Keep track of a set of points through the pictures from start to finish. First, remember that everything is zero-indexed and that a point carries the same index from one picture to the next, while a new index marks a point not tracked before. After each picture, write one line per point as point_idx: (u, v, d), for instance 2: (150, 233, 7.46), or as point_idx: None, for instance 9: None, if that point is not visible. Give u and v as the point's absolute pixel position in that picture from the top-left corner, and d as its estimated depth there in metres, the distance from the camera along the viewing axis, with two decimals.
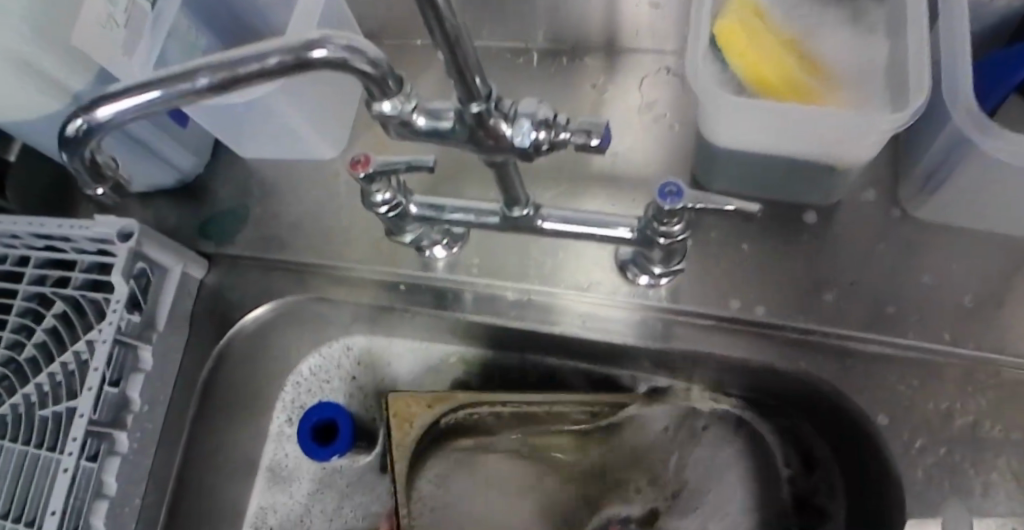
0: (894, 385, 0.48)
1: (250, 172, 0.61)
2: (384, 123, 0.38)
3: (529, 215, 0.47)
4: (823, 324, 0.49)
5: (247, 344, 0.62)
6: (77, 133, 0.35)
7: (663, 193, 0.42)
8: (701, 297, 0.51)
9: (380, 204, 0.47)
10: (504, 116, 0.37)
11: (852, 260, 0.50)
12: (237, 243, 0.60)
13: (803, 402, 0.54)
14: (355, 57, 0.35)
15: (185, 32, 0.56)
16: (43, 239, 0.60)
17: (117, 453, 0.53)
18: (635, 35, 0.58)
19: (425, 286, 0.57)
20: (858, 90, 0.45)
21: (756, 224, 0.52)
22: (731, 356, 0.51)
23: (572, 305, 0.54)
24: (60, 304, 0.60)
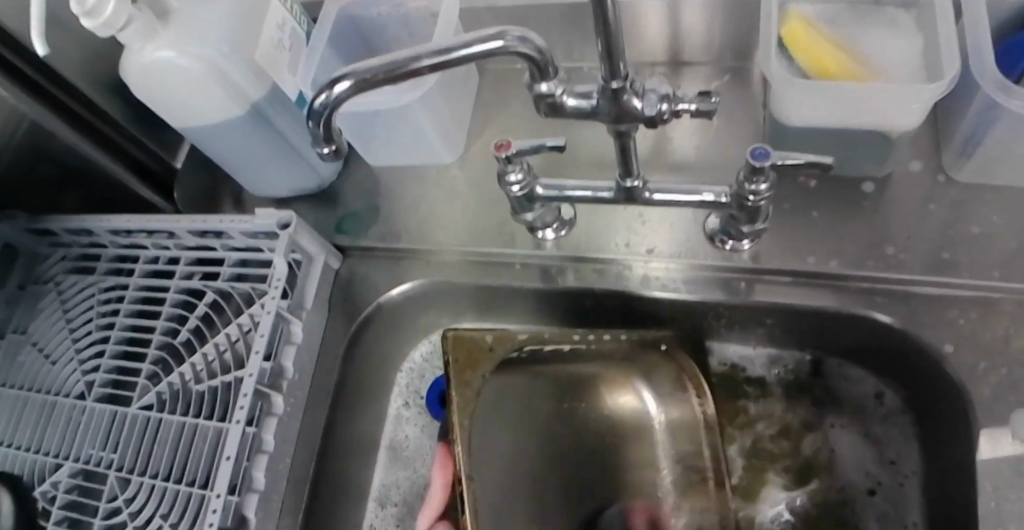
0: (951, 317, 0.57)
1: (377, 179, 0.71)
2: (539, 102, 0.49)
3: (639, 186, 0.57)
4: (889, 270, 0.58)
5: (377, 327, 0.70)
6: (321, 105, 0.46)
7: (751, 155, 0.50)
8: (783, 256, 0.60)
9: (513, 184, 0.57)
10: (635, 91, 0.48)
11: (910, 219, 0.59)
12: (368, 237, 0.69)
13: (866, 350, 0.62)
14: (524, 44, 0.45)
15: (329, 61, 0.67)
16: (197, 238, 0.69)
17: (274, 414, 0.60)
18: (698, 51, 0.69)
19: (538, 265, 0.65)
20: (901, 69, 0.55)
21: (824, 192, 0.61)
22: (812, 306, 0.59)
23: (671, 271, 0.63)
24: (211, 293, 0.68)
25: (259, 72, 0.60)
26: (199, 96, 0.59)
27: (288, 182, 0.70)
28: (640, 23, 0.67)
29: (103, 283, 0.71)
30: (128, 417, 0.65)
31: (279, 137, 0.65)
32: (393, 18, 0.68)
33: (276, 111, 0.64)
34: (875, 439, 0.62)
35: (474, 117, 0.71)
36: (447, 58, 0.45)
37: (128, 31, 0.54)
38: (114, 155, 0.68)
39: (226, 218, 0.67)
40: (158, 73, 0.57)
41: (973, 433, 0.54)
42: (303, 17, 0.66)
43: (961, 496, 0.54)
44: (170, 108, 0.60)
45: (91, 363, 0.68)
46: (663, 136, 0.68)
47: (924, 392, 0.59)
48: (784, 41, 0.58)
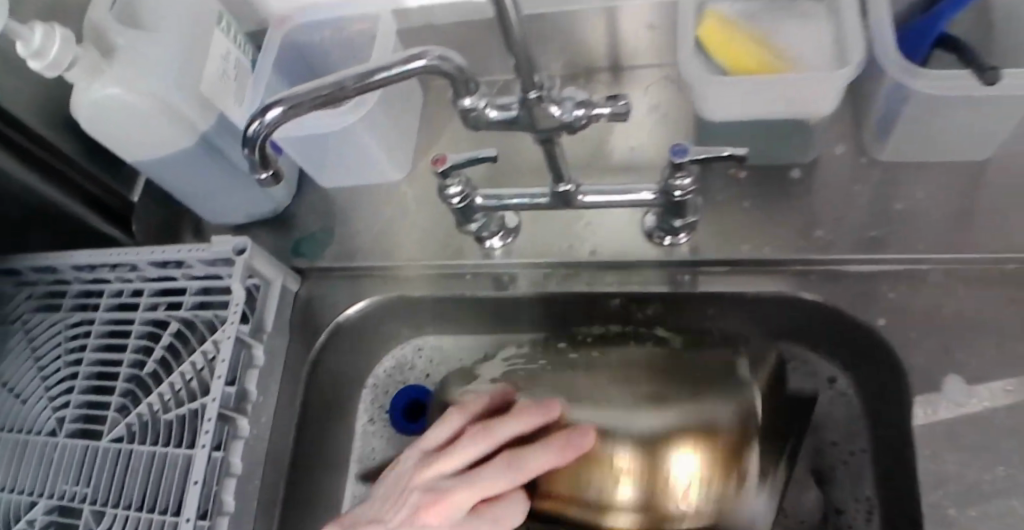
0: (883, 293, 0.59)
1: (330, 200, 0.73)
2: (465, 117, 0.51)
3: (573, 190, 0.59)
4: (821, 251, 0.60)
5: (338, 347, 0.72)
6: (254, 132, 0.49)
7: (671, 153, 0.52)
8: (721, 247, 0.62)
9: (453, 197, 0.59)
10: (552, 100, 0.49)
11: (838, 201, 0.62)
12: (324, 259, 0.71)
13: (807, 329, 0.65)
14: (444, 63, 0.47)
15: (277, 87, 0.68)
16: (158, 270, 0.71)
17: (241, 437, 0.62)
18: (631, 56, 0.72)
19: (490, 273, 0.68)
20: (816, 59, 0.58)
21: (755, 182, 0.64)
22: (751, 292, 0.62)
23: (616, 270, 0.65)
24: (175, 323, 0.70)
25: (205, 103, 0.62)
26: (148, 131, 0.61)
27: (243, 210, 0.72)
28: (574, 34, 0.70)
29: (69, 320, 0.73)
30: (101, 450, 0.67)
31: (228, 165, 0.67)
32: (337, 42, 0.70)
33: (226, 141, 0.65)
34: (819, 449, 0.65)
35: (421, 134, 0.74)
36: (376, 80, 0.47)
37: (74, 73, 0.56)
38: (70, 192, 0.68)
39: (184, 248, 0.68)
40: (106, 109, 0.59)
41: (910, 401, 0.56)
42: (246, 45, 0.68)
43: (905, 463, 0.56)
44: (121, 146, 0.62)
45: (61, 399, 0.70)
46: (602, 138, 0.71)
47: (870, 375, 0.63)
48: (702, 40, 0.60)
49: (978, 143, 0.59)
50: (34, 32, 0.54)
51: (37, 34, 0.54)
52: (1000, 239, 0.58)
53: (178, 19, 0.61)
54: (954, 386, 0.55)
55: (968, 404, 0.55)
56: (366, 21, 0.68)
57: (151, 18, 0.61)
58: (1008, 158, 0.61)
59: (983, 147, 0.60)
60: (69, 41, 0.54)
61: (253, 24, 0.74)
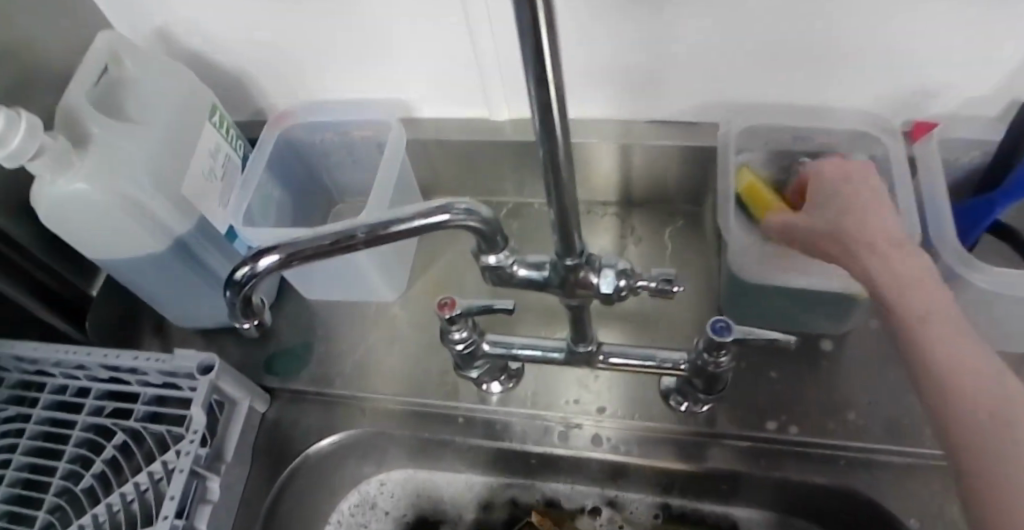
0: (916, 491, 0.54)
1: (311, 313, 0.66)
2: (486, 271, 0.45)
3: (592, 350, 0.52)
4: (850, 436, 0.55)
5: (303, 479, 0.64)
6: (243, 278, 0.41)
7: (710, 327, 0.48)
8: (740, 418, 0.57)
9: (457, 341, 0.53)
10: (592, 267, 0.44)
11: (869, 381, 0.57)
12: (299, 380, 0.64)
13: (820, 514, 0.59)
14: (471, 218, 0.41)
15: (268, 188, 0.63)
16: (110, 371, 0.63)
17: None
18: (648, 194, 0.67)
19: (483, 420, 0.60)
20: None
21: (780, 349, 0.59)
22: (774, 475, 0.56)
23: (623, 433, 0.58)
24: (121, 435, 0.62)
25: (186, 205, 0.55)
26: (116, 231, 0.54)
27: (213, 314, 0.64)
28: (593, 166, 0.65)
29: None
30: None
31: (205, 268, 0.60)
32: (340, 146, 0.65)
33: (204, 245, 0.59)
34: None
35: (419, 252, 0.68)
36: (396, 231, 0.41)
37: (38, 165, 0.49)
38: (17, 280, 0.59)
39: (143, 355, 0.61)
40: (69, 205, 0.51)
41: None
42: (238, 141, 0.63)
43: None
44: (83, 243, 0.54)
45: None
46: None
47: None
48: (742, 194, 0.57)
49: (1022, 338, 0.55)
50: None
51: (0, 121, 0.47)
52: None
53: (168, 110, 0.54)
54: None
55: None
56: (372, 126, 0.63)
57: (137, 108, 0.54)
58: None
59: None
60: (36, 130, 0.47)
61: (249, 113, 0.67)
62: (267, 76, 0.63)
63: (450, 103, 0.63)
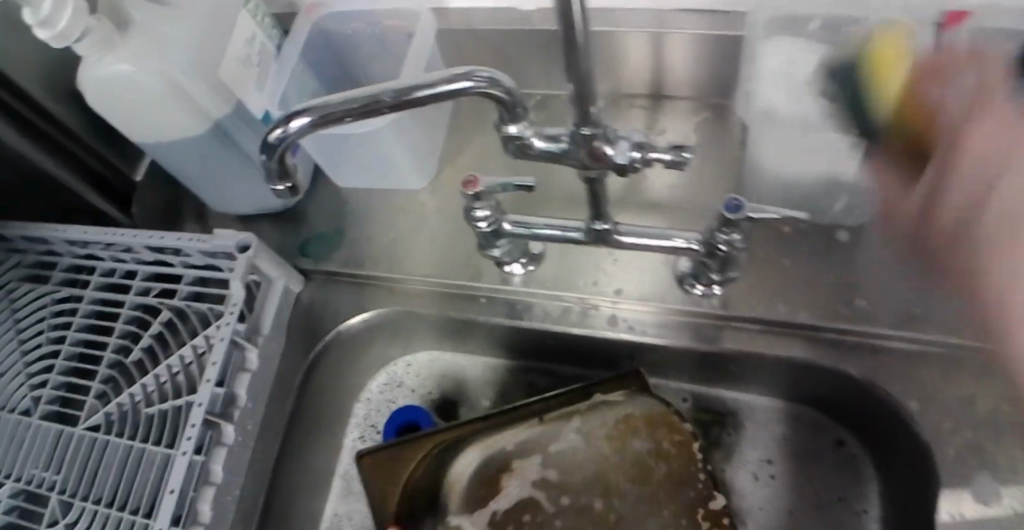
0: (921, 376, 0.56)
1: (344, 201, 0.69)
2: (508, 143, 0.47)
3: (608, 229, 0.55)
4: (860, 322, 0.57)
5: (336, 355, 0.68)
6: (275, 140, 0.44)
7: (726, 205, 0.48)
8: (753, 302, 0.59)
9: (479, 220, 0.55)
10: (608, 139, 0.45)
11: (883, 270, 0.58)
12: (332, 263, 0.67)
13: (826, 398, 0.62)
14: (493, 87, 0.43)
15: (301, 75, 0.64)
16: (155, 253, 0.67)
17: (224, 444, 0.58)
18: (677, 86, 0.68)
19: (505, 299, 0.63)
20: None
21: (796, 239, 0.60)
22: (780, 355, 0.59)
23: (640, 313, 0.61)
24: (167, 312, 0.66)
25: (225, 88, 0.58)
26: (161, 114, 0.57)
27: (251, 201, 0.67)
28: (619, 56, 0.66)
29: (57, 294, 0.69)
30: (75, 436, 0.64)
31: (242, 156, 0.63)
32: (370, 36, 0.65)
33: (242, 128, 0.61)
34: (821, 509, 0.61)
35: (447, 142, 0.70)
36: (422, 95, 0.43)
37: (86, 44, 0.52)
38: (63, 159, 0.62)
39: (184, 236, 0.64)
40: (117, 87, 0.54)
41: (936, 493, 0.53)
42: (273, 31, 0.64)
43: None
44: (127, 127, 0.58)
45: (39, 379, 0.66)
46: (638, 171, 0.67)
47: (889, 440, 0.59)
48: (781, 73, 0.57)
49: None
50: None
51: (46, 6, 0.49)
52: None
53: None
54: (985, 481, 0.52)
55: (998, 504, 0.52)
56: (400, 16, 0.63)
57: None
58: None
59: None
60: (82, 12, 0.50)
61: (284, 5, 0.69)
62: None
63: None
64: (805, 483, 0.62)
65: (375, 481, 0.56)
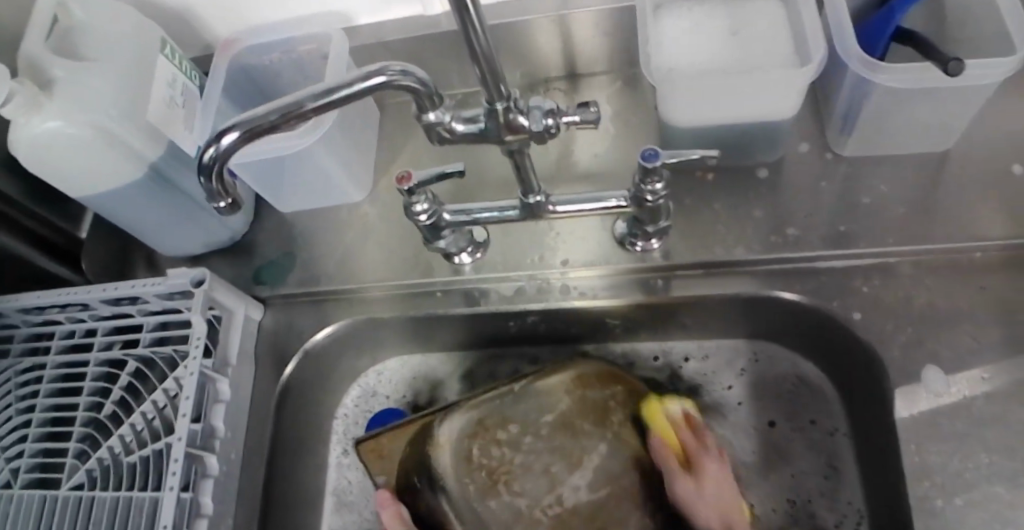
0: (856, 287, 0.59)
1: (289, 224, 0.71)
2: (429, 130, 0.50)
3: (542, 201, 0.57)
4: (794, 248, 0.60)
5: (305, 373, 0.69)
6: (210, 160, 0.46)
7: (642, 158, 0.51)
8: (692, 249, 0.62)
9: (420, 214, 0.57)
10: (520, 110, 0.48)
11: (806, 196, 0.62)
12: (288, 284, 0.69)
13: (777, 327, 0.64)
14: (406, 77, 0.46)
15: (225, 111, 0.66)
16: (111, 307, 0.68)
17: (209, 475, 0.59)
18: (587, 63, 0.71)
19: (461, 289, 0.66)
20: (776, 53, 0.58)
21: (722, 182, 0.64)
22: (726, 293, 0.61)
23: (587, 278, 0.64)
24: (133, 362, 0.66)
25: (153, 131, 0.59)
26: (96, 163, 0.58)
27: (197, 239, 0.69)
28: (528, 46, 0.69)
29: (18, 364, 0.68)
30: (60, 498, 0.63)
31: (185, 195, 0.65)
32: (287, 63, 0.68)
33: (176, 169, 0.63)
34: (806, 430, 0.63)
35: (380, 151, 0.72)
36: (342, 96, 0.46)
37: (13, 107, 0.53)
38: (13, 231, 0.63)
39: (139, 283, 0.65)
40: (51, 144, 0.56)
41: (891, 394, 0.56)
42: (193, 72, 0.65)
43: (887, 455, 0.56)
44: (67, 183, 0.59)
45: (13, 449, 0.66)
46: (565, 148, 0.70)
47: (843, 359, 0.61)
48: (678, 44, 0.60)
49: (940, 136, 0.60)
50: None
51: None
52: (966, 228, 0.59)
53: (118, 46, 0.58)
54: (934, 375, 0.55)
55: (948, 393, 0.55)
56: (312, 39, 0.66)
57: (94, 47, 0.58)
58: (967, 149, 0.61)
59: (944, 138, 0.60)
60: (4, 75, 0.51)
61: (197, 48, 0.71)
62: (207, 8, 0.66)
63: (384, 8, 0.67)
64: (778, 416, 0.64)
65: (374, 464, 0.62)
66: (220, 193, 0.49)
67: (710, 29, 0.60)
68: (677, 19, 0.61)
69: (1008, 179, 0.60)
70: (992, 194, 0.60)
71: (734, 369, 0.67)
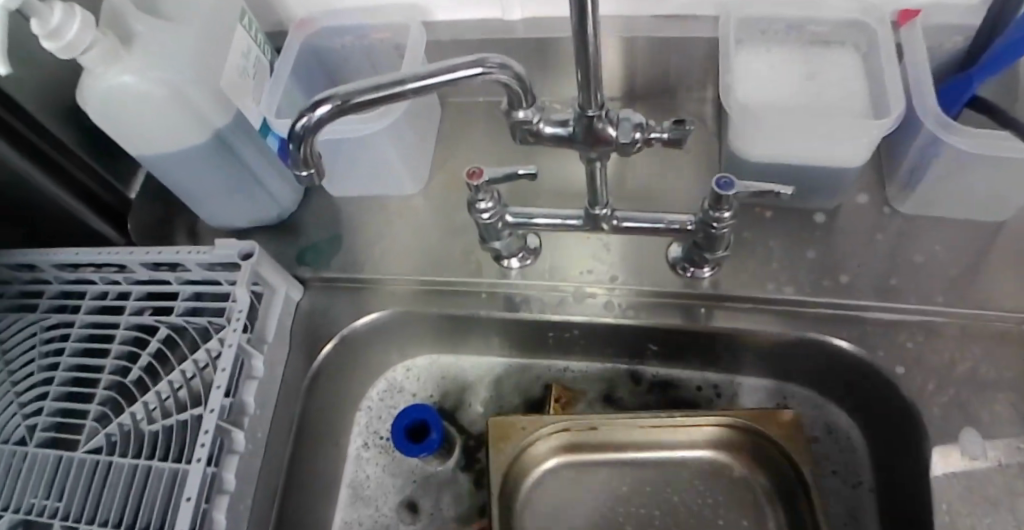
0: (901, 341, 0.60)
1: (338, 209, 0.70)
2: (515, 128, 0.50)
3: (608, 214, 0.58)
4: (844, 296, 0.61)
5: (337, 361, 0.68)
6: (302, 127, 0.45)
7: (716, 185, 0.52)
8: (743, 283, 0.62)
9: (483, 211, 0.57)
10: (609, 120, 0.50)
11: (860, 245, 0.62)
12: (330, 269, 0.68)
13: (815, 371, 0.65)
14: (504, 71, 0.46)
15: (292, 88, 0.66)
16: (149, 271, 0.67)
17: (235, 451, 0.58)
18: (653, 88, 0.72)
19: (506, 294, 0.66)
20: (850, 102, 0.58)
21: (777, 222, 0.64)
22: (772, 331, 0.62)
23: (633, 299, 0.64)
24: (164, 329, 0.65)
25: (223, 97, 0.59)
26: (162, 123, 0.57)
27: (244, 212, 0.68)
28: (599, 64, 0.70)
29: (45, 320, 0.67)
30: (75, 461, 0.62)
31: (242, 168, 0.64)
32: (358, 49, 0.68)
33: (239, 138, 0.62)
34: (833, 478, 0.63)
35: (437, 149, 0.72)
36: (440, 82, 0.46)
37: (92, 57, 0.52)
38: (69, 187, 0.63)
39: (183, 250, 0.64)
40: (123, 98, 0.55)
41: (925, 451, 0.56)
42: (265, 46, 0.65)
43: (916, 512, 0.57)
44: (129, 139, 0.58)
45: (33, 406, 0.64)
46: (623, 168, 0.70)
47: (877, 410, 0.62)
48: (755, 79, 0.61)
49: (999, 204, 0.60)
50: (53, 11, 0.49)
51: (56, 14, 0.49)
52: (1017, 297, 0.59)
53: (200, 10, 0.58)
54: (972, 438, 0.56)
55: (984, 457, 0.55)
56: (389, 29, 0.66)
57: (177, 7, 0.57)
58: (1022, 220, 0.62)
59: (1002, 209, 0.61)
60: (89, 22, 0.50)
61: (269, 24, 0.71)
62: None
63: (462, 7, 0.67)
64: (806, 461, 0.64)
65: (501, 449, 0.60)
66: (305, 165, 0.48)
67: (787, 71, 0.61)
68: (756, 57, 0.62)
69: None
70: None
71: (765, 408, 0.67)
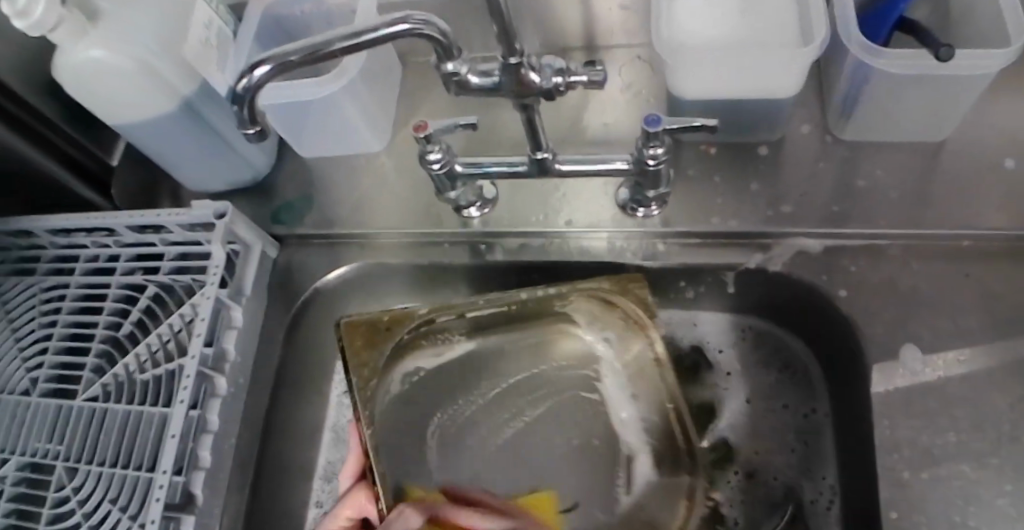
0: (843, 265, 0.62)
1: (309, 169, 0.74)
2: (447, 81, 0.52)
3: (549, 158, 0.60)
4: (787, 224, 0.63)
5: (313, 312, 0.73)
6: (243, 89, 0.49)
7: (644, 123, 0.54)
8: (689, 218, 0.65)
9: (433, 162, 0.60)
10: (532, 67, 0.51)
11: (803, 175, 0.64)
12: (304, 226, 0.72)
13: (765, 303, 0.67)
14: (428, 27, 0.48)
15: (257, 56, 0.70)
16: (137, 234, 0.71)
17: (217, 395, 0.63)
18: (605, 35, 0.74)
19: (467, 241, 0.69)
20: (782, 34, 0.60)
21: (722, 156, 0.66)
22: (718, 262, 0.64)
23: (586, 239, 0.67)
24: (152, 287, 0.69)
25: (187, 65, 0.62)
26: (131, 92, 0.62)
27: (221, 175, 0.72)
28: (549, 15, 0.72)
29: (43, 282, 0.72)
30: (75, 408, 0.67)
31: (213, 133, 0.68)
32: (317, 16, 0.71)
33: (207, 104, 0.66)
34: (785, 409, 0.66)
35: (399, 107, 0.75)
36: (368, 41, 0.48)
37: (61, 31, 0.57)
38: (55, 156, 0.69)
39: (163, 212, 0.68)
40: (93, 71, 0.59)
41: (867, 370, 0.59)
42: (227, 17, 0.69)
43: (861, 428, 0.59)
44: (104, 107, 0.63)
45: (35, 360, 0.70)
46: (576, 114, 0.72)
47: (825, 337, 0.64)
48: (691, 20, 0.63)
49: (936, 125, 0.61)
50: None
51: None
52: (954, 217, 0.61)
53: None
54: (911, 354, 0.58)
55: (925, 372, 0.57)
56: None
57: None
58: (963, 142, 0.63)
59: (941, 129, 0.62)
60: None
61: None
62: None
63: None
64: (760, 391, 0.67)
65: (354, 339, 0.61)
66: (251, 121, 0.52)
67: (723, 8, 0.62)
68: None
69: (1000, 174, 0.62)
70: (984, 187, 0.61)
71: (721, 341, 0.70)
